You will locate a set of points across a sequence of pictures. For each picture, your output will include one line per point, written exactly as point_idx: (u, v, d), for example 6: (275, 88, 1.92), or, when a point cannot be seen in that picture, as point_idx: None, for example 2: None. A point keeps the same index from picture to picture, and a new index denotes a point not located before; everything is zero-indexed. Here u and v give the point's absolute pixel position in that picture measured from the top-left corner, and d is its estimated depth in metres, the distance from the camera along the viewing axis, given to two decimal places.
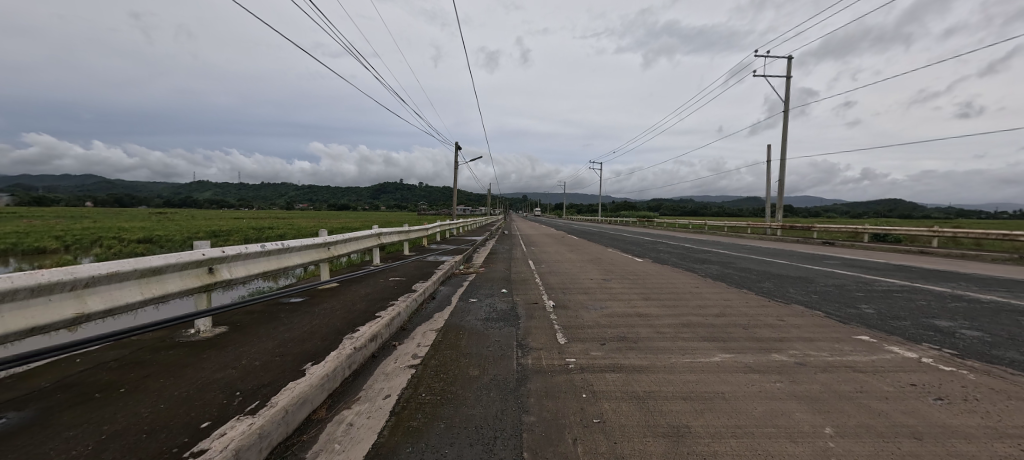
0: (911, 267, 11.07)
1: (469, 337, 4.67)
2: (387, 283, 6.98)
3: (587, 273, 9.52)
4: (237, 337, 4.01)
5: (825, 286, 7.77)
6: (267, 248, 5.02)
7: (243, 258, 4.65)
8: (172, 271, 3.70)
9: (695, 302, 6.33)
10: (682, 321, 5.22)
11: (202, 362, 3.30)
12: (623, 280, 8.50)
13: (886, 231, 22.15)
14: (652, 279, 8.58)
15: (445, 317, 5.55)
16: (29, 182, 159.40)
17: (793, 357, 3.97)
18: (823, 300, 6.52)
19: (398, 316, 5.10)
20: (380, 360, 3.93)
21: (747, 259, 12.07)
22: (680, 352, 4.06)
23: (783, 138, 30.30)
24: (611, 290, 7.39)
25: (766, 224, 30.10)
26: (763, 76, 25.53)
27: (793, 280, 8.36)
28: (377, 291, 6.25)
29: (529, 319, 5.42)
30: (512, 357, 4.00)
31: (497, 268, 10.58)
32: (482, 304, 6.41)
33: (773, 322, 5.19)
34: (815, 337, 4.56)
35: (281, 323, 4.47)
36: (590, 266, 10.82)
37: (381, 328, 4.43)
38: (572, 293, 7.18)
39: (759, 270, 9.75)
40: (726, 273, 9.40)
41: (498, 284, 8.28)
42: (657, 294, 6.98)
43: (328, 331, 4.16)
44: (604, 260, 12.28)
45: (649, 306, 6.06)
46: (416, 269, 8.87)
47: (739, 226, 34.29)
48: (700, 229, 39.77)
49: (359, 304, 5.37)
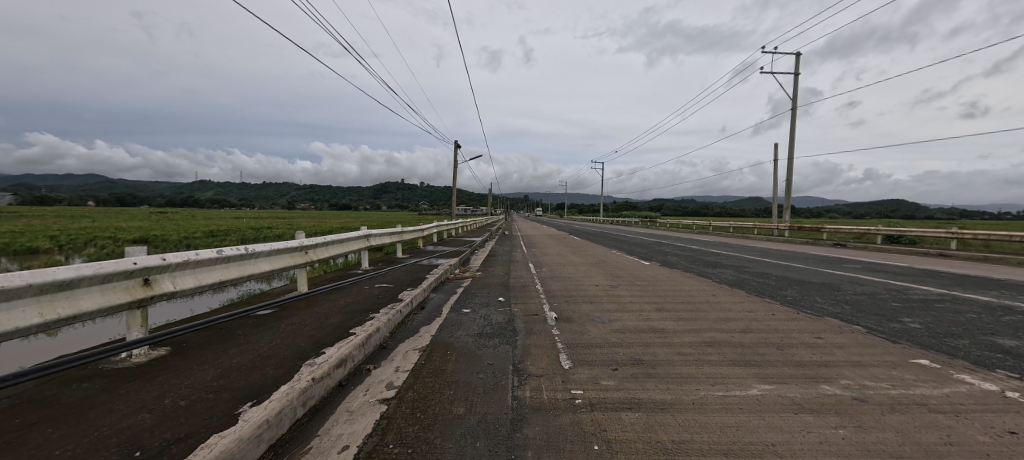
0: (940, 272, 10.29)
1: (458, 359, 3.97)
2: (371, 291, 6.29)
3: (592, 278, 8.80)
4: (175, 362, 3.33)
5: (855, 295, 7.05)
6: (224, 253, 4.34)
7: (192, 266, 3.97)
8: (88, 285, 3.02)
9: (715, 314, 5.63)
10: (704, 339, 4.51)
11: (115, 402, 2.62)
12: (631, 287, 7.78)
13: (900, 233, 21.36)
14: (663, 285, 7.87)
15: (433, 333, 4.85)
16: (31, 181, 159.52)
17: (846, 389, 3.27)
18: (858, 312, 5.81)
19: (377, 333, 4.41)
20: (347, 391, 3.25)
21: (761, 263, 11.33)
22: (709, 383, 3.35)
23: (790, 137, 29.50)
24: (619, 299, 6.68)
25: (774, 225, 29.30)
26: (771, 72, 24.72)
27: (818, 288, 7.63)
28: (357, 300, 5.56)
29: (528, 336, 4.72)
30: (507, 389, 3.30)
31: (495, 272, 9.88)
32: (476, 316, 5.71)
33: (810, 341, 4.48)
34: (865, 361, 3.85)
35: (235, 342, 3.79)
36: (595, 270, 10.10)
37: (353, 350, 3.74)
38: (576, 302, 6.48)
39: (777, 276, 9.02)
40: (742, 279, 8.68)
41: (494, 290, 7.59)
42: (671, 304, 6.27)
43: (287, 354, 3.48)
44: (609, 263, 11.56)
45: (664, 319, 5.35)
46: (406, 273, 8.17)
47: (745, 227, 33.49)
48: (704, 230, 38.98)
49: (333, 317, 4.68)
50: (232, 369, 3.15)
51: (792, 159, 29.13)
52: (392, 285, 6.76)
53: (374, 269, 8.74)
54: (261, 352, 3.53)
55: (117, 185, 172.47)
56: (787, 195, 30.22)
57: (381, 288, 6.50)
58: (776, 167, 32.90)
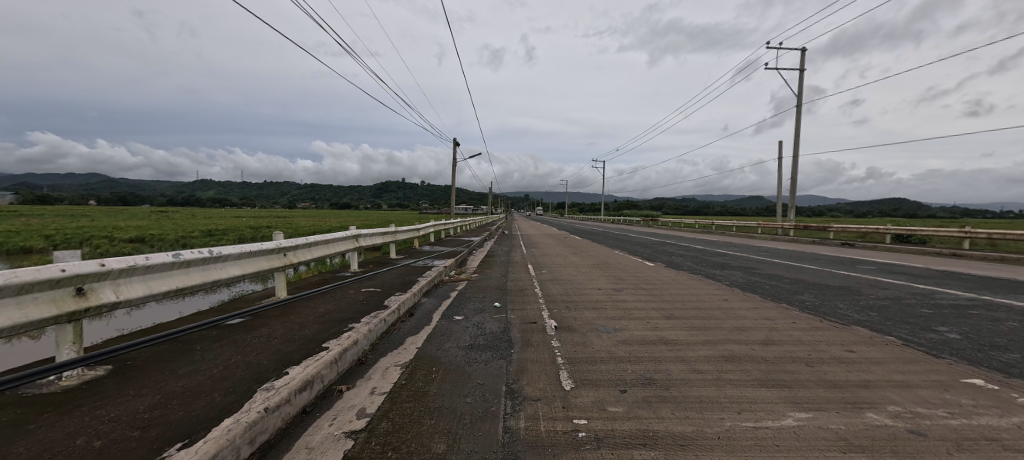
0: (961, 274, 9.75)
1: (444, 379, 3.48)
2: (355, 296, 5.81)
3: (594, 281, 8.30)
4: (111, 386, 2.85)
5: (878, 300, 6.54)
6: (182, 257, 3.85)
7: (141, 273, 3.47)
8: (2, 297, 2.52)
9: (731, 322, 5.13)
10: (722, 353, 4.02)
11: (15, 444, 2.14)
12: (637, 291, 7.28)
13: (909, 232, 20.79)
14: (670, 289, 7.38)
15: (419, 345, 4.36)
16: (32, 180, 159.53)
17: (896, 418, 2.79)
18: (887, 320, 5.31)
19: (355, 346, 3.93)
20: (310, 420, 2.76)
21: (771, 264, 10.80)
22: (736, 412, 2.85)
23: (795, 135, 28.92)
24: (624, 304, 6.18)
25: (779, 224, 28.73)
26: (777, 69, 24.15)
27: (837, 292, 7.12)
28: (339, 308, 5.08)
29: (525, 349, 4.23)
30: (499, 418, 2.81)
31: (492, 274, 9.39)
32: (468, 324, 5.22)
33: (841, 355, 3.99)
34: (910, 382, 3.36)
35: (188, 360, 3.31)
36: (597, 272, 9.60)
37: (322, 369, 3.25)
38: (578, 308, 5.99)
39: (791, 278, 8.51)
40: (754, 281, 8.17)
41: (491, 295, 7.10)
42: (681, 310, 5.78)
43: (244, 376, 3.01)
44: (611, 264, 11.05)
45: (675, 329, 4.86)
46: (397, 276, 7.68)
47: (749, 227, 32.92)
48: (707, 229, 38.47)
49: (308, 328, 4.21)
50: (173, 396, 2.68)
51: (798, 157, 28.52)
52: (380, 290, 6.28)
53: (363, 271, 8.25)
54: (215, 373, 3.06)
55: (118, 184, 172.40)
56: (792, 194, 29.63)
57: (366, 293, 6.01)
58: (780, 165, 32.30)
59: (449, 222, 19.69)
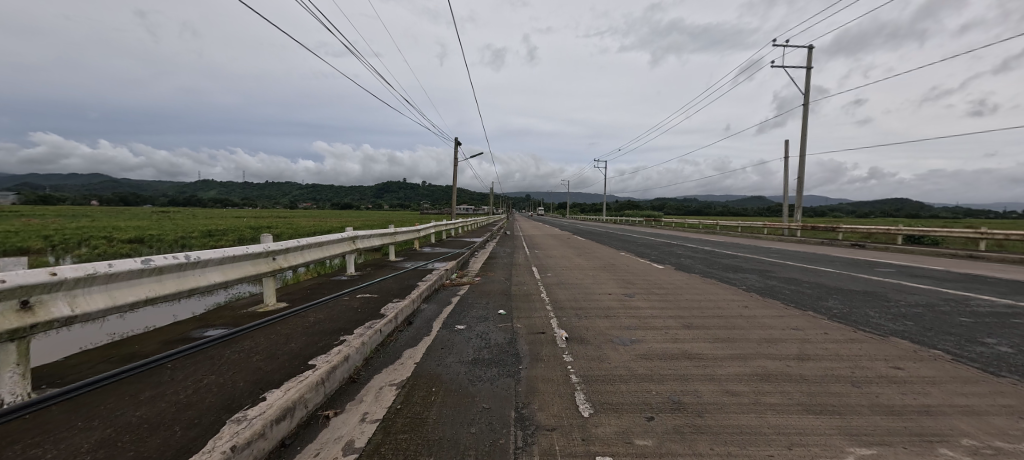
0: (988, 277, 9.30)
1: (445, 402, 3.07)
2: (349, 303, 5.39)
3: (602, 285, 7.90)
4: (57, 415, 2.45)
5: (909, 306, 6.11)
6: (152, 263, 3.45)
7: (103, 283, 3.08)
8: None
9: (756, 333, 4.72)
10: (754, 371, 3.61)
11: None
12: (649, 296, 6.86)
13: (922, 233, 20.28)
14: (685, 294, 6.95)
15: (417, 360, 3.96)
16: (35, 181, 159.91)
17: (977, 456, 2.37)
18: (926, 331, 4.88)
19: (346, 363, 3.52)
20: (288, 457, 2.36)
21: (786, 267, 10.35)
22: (786, 448, 2.43)
23: (802, 134, 28.45)
24: (638, 311, 5.77)
25: (785, 225, 28.26)
26: (783, 66, 23.73)
27: (863, 297, 6.68)
28: (330, 317, 4.67)
29: (535, 365, 3.81)
30: (509, 454, 2.40)
31: (495, 277, 8.98)
32: (472, 335, 4.81)
33: (888, 373, 3.56)
34: (977, 407, 2.94)
35: (153, 382, 2.91)
36: (605, 275, 9.20)
37: (306, 392, 2.85)
38: (588, 315, 5.57)
39: (811, 282, 8.07)
40: (772, 286, 7.75)
41: (495, 300, 6.70)
42: (700, 319, 5.36)
43: (214, 402, 2.61)
44: (619, 267, 10.63)
45: (697, 341, 4.44)
46: (395, 280, 7.28)
47: (754, 227, 32.46)
48: (711, 229, 37.99)
49: (294, 342, 3.81)
50: (127, 431, 2.27)
51: (805, 156, 28.04)
52: (376, 296, 5.88)
53: (361, 274, 7.86)
54: (181, 400, 2.65)
55: (120, 184, 172.71)
56: (800, 194, 29.15)
57: (362, 300, 5.60)
58: (787, 163, 31.81)
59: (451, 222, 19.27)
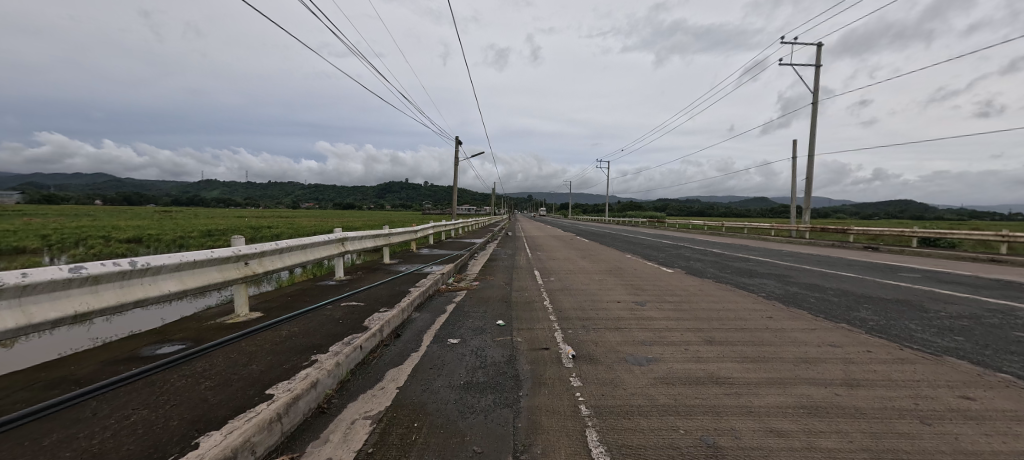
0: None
1: (428, 444, 2.51)
2: (330, 313, 4.84)
3: (610, 291, 7.33)
4: None
5: (952, 318, 5.53)
6: (84, 272, 2.91)
7: (15, 298, 2.55)
8: None
9: (789, 350, 4.15)
10: (798, 401, 3.03)
11: None
12: (662, 304, 6.30)
13: (938, 236, 19.62)
14: (700, 302, 6.38)
15: (401, 384, 3.39)
16: (39, 180, 160.50)
17: None
18: (982, 348, 4.29)
19: (313, 390, 2.96)
20: None
21: (803, 272, 9.77)
22: None
23: (811, 133, 27.79)
24: (651, 322, 5.21)
25: (794, 226, 27.61)
26: (791, 64, 23.12)
27: (897, 307, 6.10)
28: (305, 331, 4.12)
29: (537, 391, 3.25)
30: None
31: (494, 282, 8.42)
32: (465, 351, 4.25)
33: (960, 405, 2.98)
34: None
35: (68, 420, 2.37)
36: (611, 280, 8.64)
37: (254, 434, 2.29)
38: (596, 327, 5.00)
39: (835, 289, 7.47)
40: (793, 293, 7.17)
41: (493, 308, 6.14)
42: (722, 332, 4.79)
43: (133, 452, 2.06)
44: (626, 270, 10.06)
45: (723, 360, 3.87)
46: (385, 285, 6.73)
47: (761, 228, 31.82)
48: (716, 231, 37.30)
49: (256, 363, 3.26)
50: None
51: (814, 156, 27.41)
52: (361, 304, 5.33)
53: (350, 279, 7.30)
54: (91, 448, 2.10)
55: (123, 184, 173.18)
56: (808, 195, 28.53)
57: (345, 309, 5.05)
58: (795, 164, 31.17)
59: (450, 223, 18.72)
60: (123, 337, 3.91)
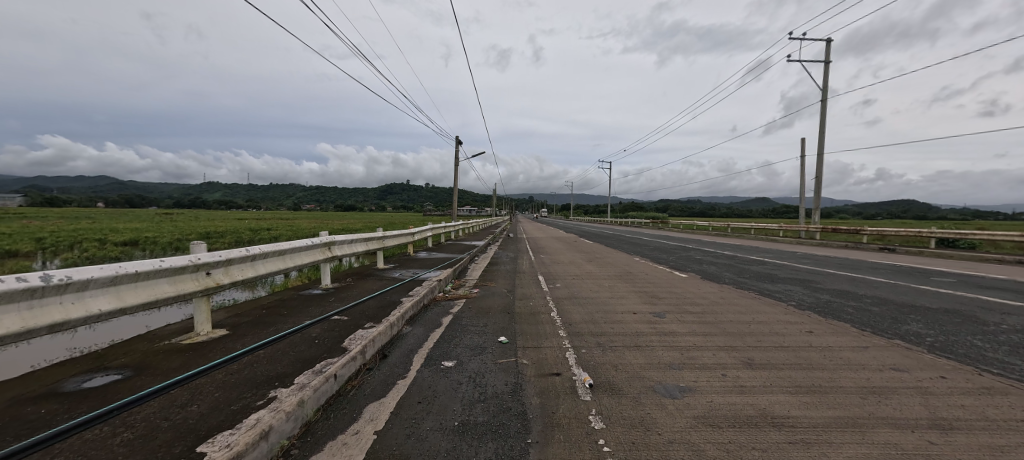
0: None
1: None
2: (305, 332, 4.18)
3: (623, 299, 6.66)
4: None
5: (1018, 332, 4.84)
6: None
7: None
8: None
9: (848, 378, 3.47)
10: (886, 454, 2.36)
11: None
12: (683, 315, 5.62)
13: (957, 236, 18.83)
14: (727, 313, 5.70)
15: (380, 427, 2.72)
16: (40, 182, 160.66)
17: None
18: None
19: (263, 442, 2.29)
20: None
21: (829, 276, 9.06)
22: None
23: (819, 131, 27.14)
24: (676, 339, 4.54)
25: (804, 227, 26.86)
26: (800, 60, 22.50)
27: (950, 319, 5.41)
28: (270, 357, 3.46)
29: (550, 439, 2.57)
30: None
31: (496, 289, 7.75)
32: (462, 378, 3.57)
33: None
34: None
35: None
36: (623, 286, 7.97)
37: None
38: (614, 346, 4.33)
39: (871, 297, 6.79)
40: (826, 302, 6.49)
41: (494, 320, 5.48)
42: (761, 352, 4.12)
43: None
44: (637, 275, 9.37)
45: (772, 391, 3.21)
46: (374, 295, 6.07)
47: (770, 229, 31.02)
48: (722, 231, 36.58)
49: (195, 405, 2.59)
50: None
51: (823, 155, 26.75)
52: (344, 320, 4.66)
53: (337, 287, 6.63)
54: None
55: (125, 186, 173.20)
56: (818, 195, 27.78)
57: (324, 326, 4.39)
58: (804, 162, 30.40)
59: (450, 224, 18.04)
60: (48, 367, 3.24)
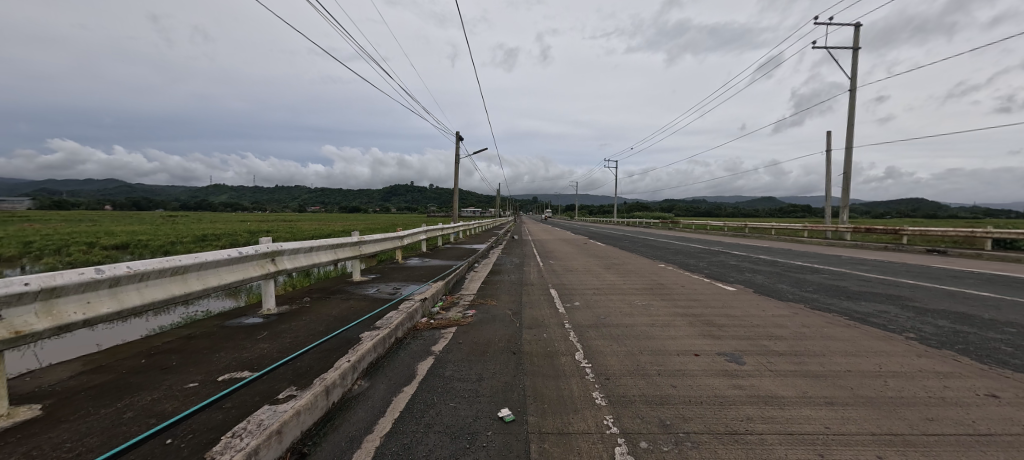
0: None
1: None
2: (166, 418, 2.42)
3: (670, 329, 4.84)
4: None
5: None
6: None
7: None
8: None
9: None
10: None
11: None
12: (771, 359, 3.83)
13: (1019, 236, 16.74)
14: (833, 356, 3.88)
15: None
16: (48, 186, 161.59)
17: None
18: None
19: None
20: None
21: (916, 290, 7.21)
22: None
23: (848, 123, 25.18)
24: (791, 416, 2.74)
25: (832, 227, 24.80)
26: (828, 47, 20.71)
27: None
28: None
29: None
30: None
31: (497, 311, 5.97)
32: None
33: None
34: None
35: None
36: (660, 304, 6.17)
37: None
38: (693, 433, 2.56)
39: (1009, 324, 4.98)
40: (953, 332, 4.71)
41: (493, 369, 3.71)
42: (962, 455, 2.32)
43: None
44: (671, 289, 7.58)
45: None
46: (325, 328, 4.30)
47: (793, 229, 28.95)
48: (739, 231, 34.64)
49: None
50: None
51: (852, 148, 24.79)
52: (251, 383, 2.90)
53: (283, 313, 4.86)
54: None
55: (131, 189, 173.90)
56: (846, 192, 25.81)
57: (207, 401, 2.63)
58: (829, 158, 28.43)
59: (447, 226, 16.26)
60: None
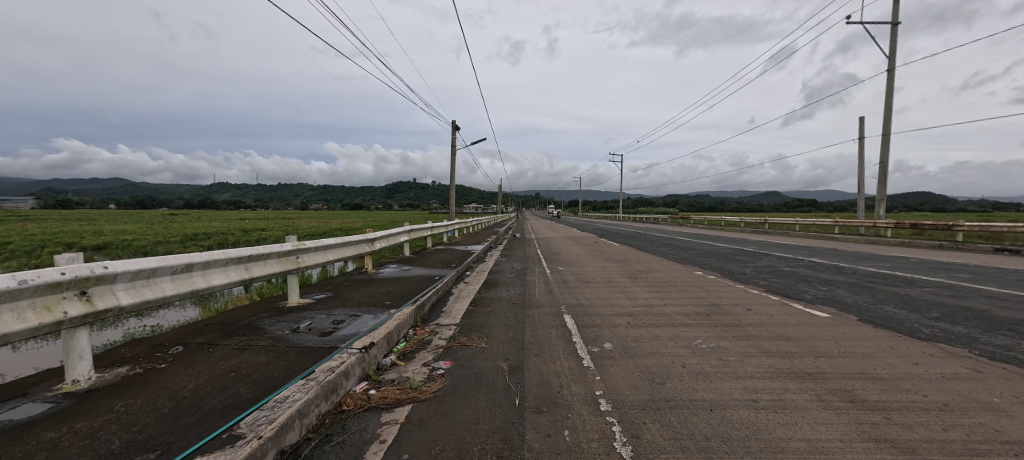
0: None
1: None
2: None
3: (796, 420, 2.61)
4: None
5: None
6: None
7: None
8: None
9: None
10: None
11: None
12: None
13: None
14: None
15: None
16: (51, 184, 160.87)
17: None
18: None
19: None
20: None
21: None
22: None
23: (885, 108, 22.74)
24: None
25: (869, 223, 22.34)
26: (865, 20, 18.43)
27: None
28: None
29: None
30: None
31: (486, 363, 3.77)
32: None
33: None
34: None
35: None
36: (739, 351, 3.94)
37: None
38: None
39: None
40: None
41: None
42: None
43: None
44: (735, 314, 5.38)
45: None
46: (125, 442, 2.14)
47: (821, 224, 26.59)
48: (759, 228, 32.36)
49: None
50: None
51: (890, 136, 22.41)
52: None
53: (93, 391, 2.72)
54: None
55: (134, 188, 172.82)
56: (883, 183, 23.38)
57: None
58: (860, 147, 26.03)
59: (439, 225, 13.97)
60: None
